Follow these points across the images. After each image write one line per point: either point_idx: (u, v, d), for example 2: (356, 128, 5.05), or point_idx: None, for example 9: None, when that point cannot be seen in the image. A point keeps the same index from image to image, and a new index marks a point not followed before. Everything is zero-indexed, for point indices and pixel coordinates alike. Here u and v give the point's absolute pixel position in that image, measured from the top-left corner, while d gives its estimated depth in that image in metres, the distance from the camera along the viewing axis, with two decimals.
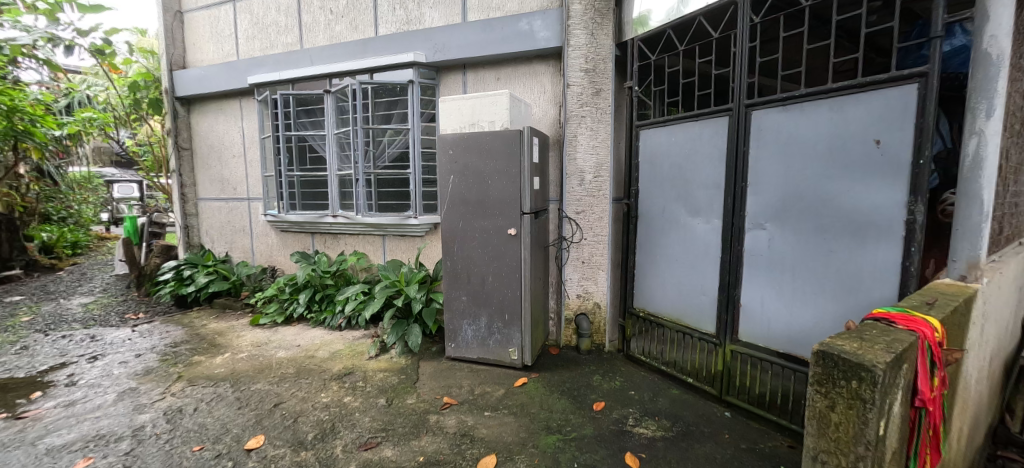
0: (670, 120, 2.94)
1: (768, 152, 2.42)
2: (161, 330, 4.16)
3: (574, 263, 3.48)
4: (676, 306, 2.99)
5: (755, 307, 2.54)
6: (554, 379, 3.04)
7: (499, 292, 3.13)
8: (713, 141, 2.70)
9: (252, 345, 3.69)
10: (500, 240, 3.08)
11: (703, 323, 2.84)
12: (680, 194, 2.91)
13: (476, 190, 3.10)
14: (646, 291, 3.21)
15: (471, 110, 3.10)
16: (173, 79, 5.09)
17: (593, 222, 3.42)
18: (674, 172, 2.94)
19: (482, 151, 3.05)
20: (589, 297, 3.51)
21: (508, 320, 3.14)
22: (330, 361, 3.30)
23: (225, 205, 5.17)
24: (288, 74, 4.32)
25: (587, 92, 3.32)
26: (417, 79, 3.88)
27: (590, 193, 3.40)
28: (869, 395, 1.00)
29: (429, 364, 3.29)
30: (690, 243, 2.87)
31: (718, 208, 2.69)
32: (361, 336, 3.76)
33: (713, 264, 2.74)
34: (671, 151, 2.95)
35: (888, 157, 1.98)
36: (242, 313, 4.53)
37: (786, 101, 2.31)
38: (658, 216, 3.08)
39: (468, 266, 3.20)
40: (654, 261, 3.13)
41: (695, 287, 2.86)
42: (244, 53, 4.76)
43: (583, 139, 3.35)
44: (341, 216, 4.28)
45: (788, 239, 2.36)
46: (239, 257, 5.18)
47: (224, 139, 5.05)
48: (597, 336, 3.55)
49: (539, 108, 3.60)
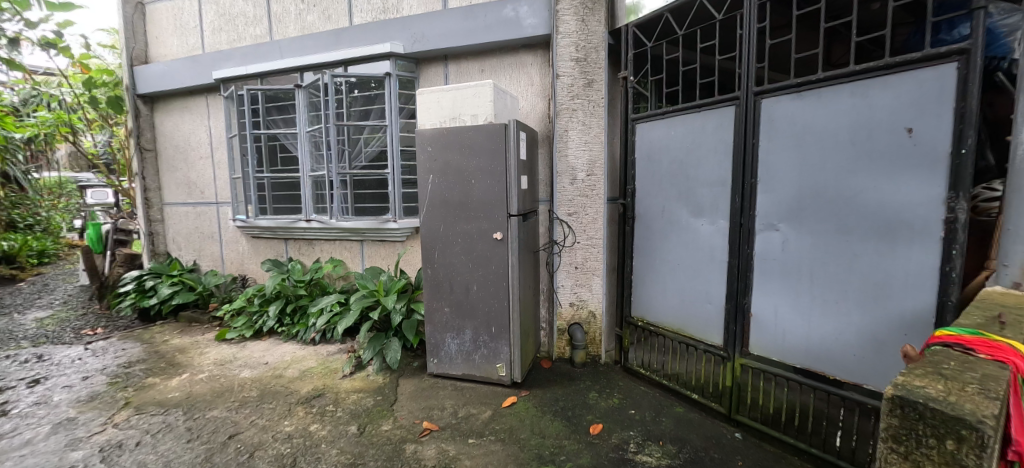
0: (669, 113, 2.70)
1: (782, 145, 2.17)
2: (117, 348, 3.81)
3: (567, 269, 3.21)
4: (678, 315, 2.74)
5: (766, 318, 2.29)
6: (547, 397, 2.77)
7: (485, 302, 2.85)
8: (716, 135, 2.46)
9: (215, 363, 3.36)
10: (486, 244, 2.80)
11: (707, 334, 2.58)
12: (681, 193, 2.66)
13: (458, 190, 2.81)
14: (645, 299, 2.96)
15: (453, 102, 2.81)
16: (134, 76, 4.74)
17: (586, 224, 3.16)
18: (675, 168, 2.69)
19: (464, 148, 2.76)
20: (584, 305, 3.24)
21: (495, 333, 2.86)
22: (299, 381, 2.99)
23: (193, 211, 4.81)
24: (255, 68, 3.98)
25: (579, 84, 3.06)
26: (394, 72, 3.57)
27: (582, 193, 3.14)
28: (971, 460, 0.83)
29: (410, 382, 3.00)
30: (693, 246, 2.62)
31: (724, 208, 2.44)
32: (336, 351, 3.45)
33: (718, 270, 2.49)
34: (670, 147, 2.71)
35: (923, 147, 1.74)
36: (208, 327, 4.19)
37: (801, 88, 2.08)
38: (657, 216, 2.82)
39: (451, 274, 2.90)
40: (653, 266, 2.88)
41: (698, 294, 2.62)
42: (210, 46, 4.43)
43: (575, 134, 3.09)
44: (315, 221, 3.95)
45: (804, 241, 2.11)
46: (208, 266, 4.83)
47: (189, 139, 4.71)
48: (592, 347, 3.28)
49: (526, 101, 3.32)
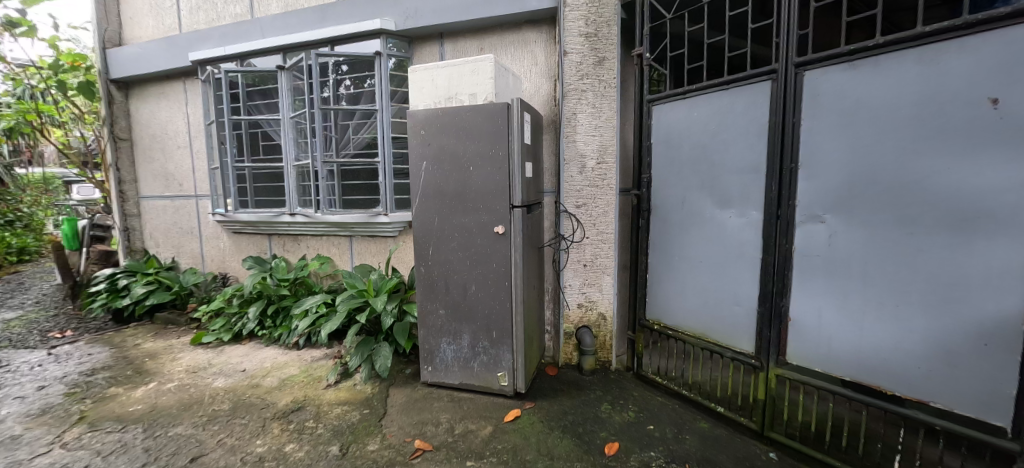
0: (691, 93, 2.40)
1: (829, 123, 1.88)
2: (82, 353, 3.49)
3: (575, 267, 2.91)
4: (701, 318, 2.46)
5: (807, 322, 2.00)
6: (554, 410, 2.48)
7: (485, 304, 2.56)
8: (746, 115, 2.16)
9: (187, 371, 3.05)
10: (485, 239, 2.50)
11: (735, 340, 2.30)
12: (704, 182, 2.37)
13: (454, 179, 2.50)
14: (661, 300, 2.67)
15: (449, 80, 2.50)
16: (106, 59, 4.40)
17: (596, 217, 2.86)
18: (698, 154, 2.39)
19: (461, 130, 2.45)
20: (593, 307, 2.95)
21: (496, 338, 2.57)
22: (277, 392, 2.68)
23: (170, 204, 4.49)
24: (234, 48, 3.65)
25: (589, 61, 2.76)
26: (385, 51, 3.26)
27: (592, 183, 2.84)
28: None
29: (401, 392, 2.71)
30: (718, 242, 2.33)
31: (757, 197, 2.14)
32: (321, 357, 3.15)
33: (749, 268, 2.20)
34: (692, 130, 2.41)
35: (1010, 121, 1.46)
36: (185, 329, 3.87)
37: (853, 56, 1.79)
38: (676, 208, 2.52)
39: (446, 272, 2.60)
40: (672, 264, 2.59)
41: (723, 295, 2.33)
42: (188, 27, 4.10)
43: (584, 118, 2.80)
44: (299, 215, 3.63)
45: (855, 234, 1.83)
46: (187, 264, 4.51)
47: (167, 127, 4.38)
48: (602, 353, 3.00)
49: (530, 82, 3.02)
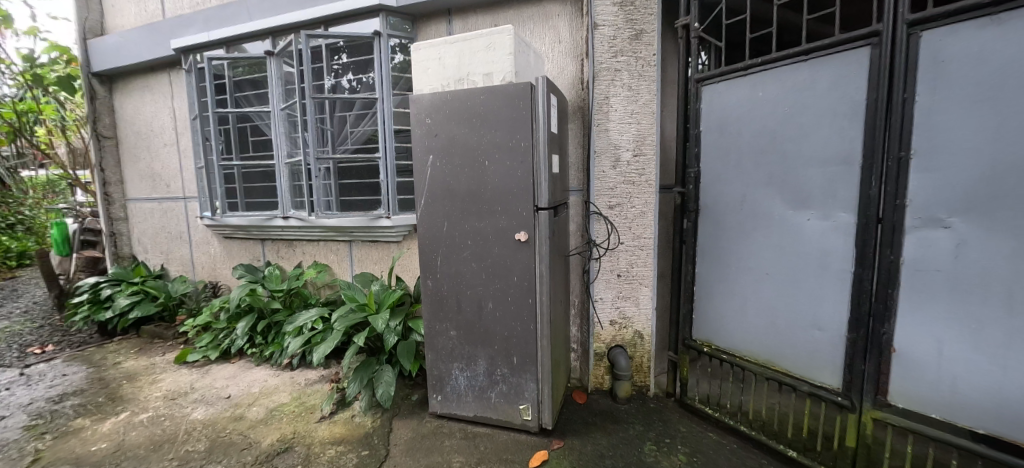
0: (755, 68, 1.95)
1: (958, 101, 1.44)
2: (57, 373, 3.15)
3: (607, 277, 2.49)
4: (766, 342, 2.03)
5: (920, 356, 1.57)
6: (588, 452, 2.07)
7: (503, 325, 2.15)
8: (832, 92, 1.72)
9: (164, 398, 2.69)
10: (504, 248, 2.09)
11: (813, 371, 1.87)
12: (772, 176, 1.93)
13: (467, 176, 2.09)
14: (713, 318, 2.24)
15: (458, 58, 2.08)
16: (87, 50, 4.05)
17: (632, 220, 2.44)
18: (763, 142, 1.95)
19: (474, 118, 2.04)
20: (628, 325, 2.53)
21: (518, 365, 2.16)
22: (262, 427, 2.31)
23: (159, 207, 4.15)
24: (218, 33, 3.27)
25: (624, 35, 2.33)
26: (385, 31, 2.85)
27: (627, 180, 2.42)
28: None
29: (406, 426, 2.32)
30: (791, 250, 1.89)
31: (846, 196, 1.71)
32: (317, 380, 2.78)
33: (835, 285, 1.76)
34: (756, 113, 1.97)
35: None
36: (172, 345, 3.53)
37: (999, 11, 1.36)
38: (734, 209, 2.09)
39: (458, 287, 2.19)
40: (728, 276, 2.15)
41: (797, 316, 1.89)
42: (171, 12, 3.72)
43: (618, 102, 2.37)
44: (293, 218, 3.25)
45: (997, 245, 1.40)
46: (177, 271, 4.18)
47: (152, 124, 4.03)
48: (638, 377, 2.58)
49: (552, 62, 2.59)
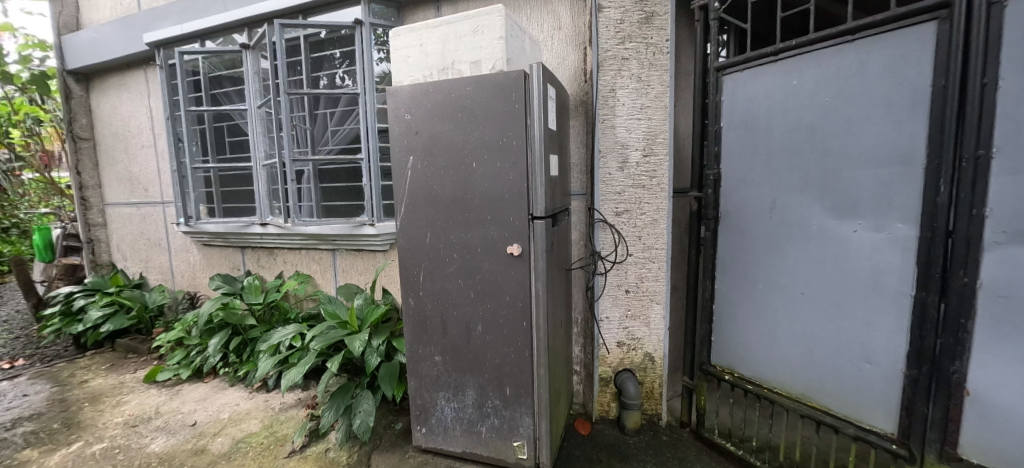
0: (787, 51, 1.66)
1: None
2: (17, 393, 2.91)
3: (614, 293, 2.20)
4: (801, 373, 1.74)
5: (1002, 401, 1.30)
6: None
7: (494, 351, 1.87)
8: (888, 79, 1.44)
9: (124, 425, 2.43)
10: (495, 263, 1.81)
11: (860, 410, 1.59)
12: (810, 179, 1.64)
13: (452, 180, 1.81)
14: (735, 342, 1.95)
15: (442, 44, 1.81)
16: (61, 47, 3.82)
17: (642, 228, 2.15)
18: (798, 139, 1.67)
19: (459, 112, 1.76)
20: (638, 346, 2.24)
21: (511, 396, 1.88)
22: (224, 464, 2.05)
23: (137, 212, 3.92)
24: (190, 25, 3.02)
25: (633, 18, 2.04)
26: (367, 19, 2.58)
27: (636, 183, 2.13)
28: None
29: (386, 462, 2.05)
30: (833, 267, 1.60)
31: (905, 205, 1.43)
32: (293, 404, 2.52)
33: (891, 310, 1.48)
34: (790, 105, 1.67)
35: None
36: (145, 361, 3.29)
37: None
38: (763, 217, 1.80)
39: (443, 307, 1.92)
40: (754, 294, 1.86)
41: (841, 345, 1.61)
42: (145, 4, 3.47)
43: (626, 96, 2.08)
44: (272, 225, 3.00)
45: None
46: (157, 280, 3.96)
47: (129, 124, 3.80)
48: (649, 405, 2.28)
49: (551, 51, 2.30)
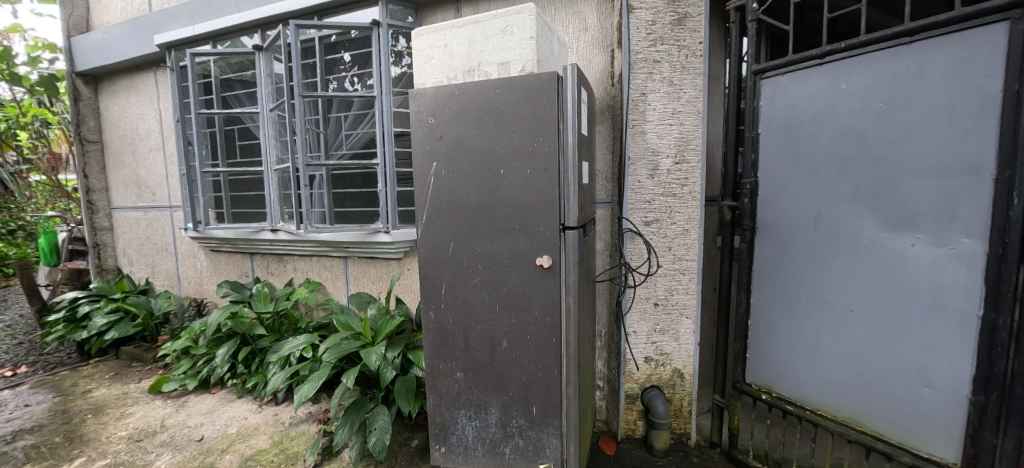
0: (835, 54, 1.56)
1: None
2: (18, 403, 2.82)
3: (643, 307, 2.10)
4: (849, 395, 1.64)
5: None
6: None
7: (521, 369, 1.77)
8: (951, 83, 1.34)
9: (128, 439, 2.33)
10: (522, 275, 1.71)
11: (917, 437, 1.49)
12: (861, 190, 1.55)
13: (478, 187, 1.72)
14: (774, 360, 1.84)
15: (468, 45, 1.72)
16: (70, 48, 3.77)
17: (672, 239, 2.05)
18: (847, 147, 1.57)
19: (487, 116, 1.67)
20: (666, 361, 2.13)
21: (538, 416, 1.78)
22: None
23: (144, 216, 3.84)
24: (202, 27, 2.96)
25: (665, 20, 1.96)
26: (385, 20, 2.51)
27: (667, 191, 2.03)
28: None
29: None
30: (888, 283, 1.51)
31: (972, 219, 1.33)
32: (304, 420, 2.42)
33: (955, 331, 1.39)
34: (838, 111, 1.58)
35: None
36: (150, 370, 3.20)
37: None
38: (807, 228, 1.69)
39: (466, 320, 1.82)
40: (795, 310, 1.76)
41: (896, 366, 1.52)
42: (157, 5, 3.42)
43: (657, 100, 1.99)
44: (283, 232, 2.92)
45: None
46: (163, 286, 3.88)
47: (138, 127, 3.74)
48: (677, 423, 2.15)
49: (576, 54, 2.22)
